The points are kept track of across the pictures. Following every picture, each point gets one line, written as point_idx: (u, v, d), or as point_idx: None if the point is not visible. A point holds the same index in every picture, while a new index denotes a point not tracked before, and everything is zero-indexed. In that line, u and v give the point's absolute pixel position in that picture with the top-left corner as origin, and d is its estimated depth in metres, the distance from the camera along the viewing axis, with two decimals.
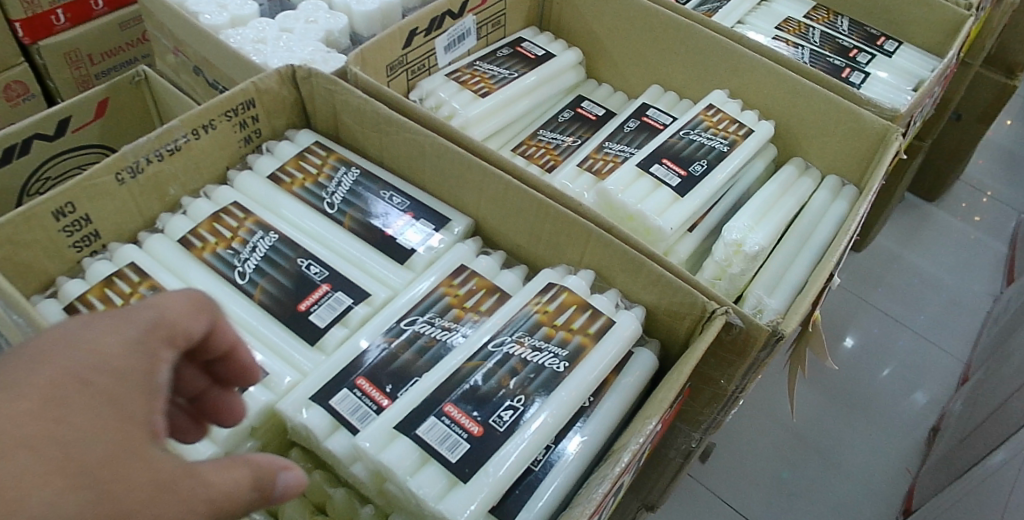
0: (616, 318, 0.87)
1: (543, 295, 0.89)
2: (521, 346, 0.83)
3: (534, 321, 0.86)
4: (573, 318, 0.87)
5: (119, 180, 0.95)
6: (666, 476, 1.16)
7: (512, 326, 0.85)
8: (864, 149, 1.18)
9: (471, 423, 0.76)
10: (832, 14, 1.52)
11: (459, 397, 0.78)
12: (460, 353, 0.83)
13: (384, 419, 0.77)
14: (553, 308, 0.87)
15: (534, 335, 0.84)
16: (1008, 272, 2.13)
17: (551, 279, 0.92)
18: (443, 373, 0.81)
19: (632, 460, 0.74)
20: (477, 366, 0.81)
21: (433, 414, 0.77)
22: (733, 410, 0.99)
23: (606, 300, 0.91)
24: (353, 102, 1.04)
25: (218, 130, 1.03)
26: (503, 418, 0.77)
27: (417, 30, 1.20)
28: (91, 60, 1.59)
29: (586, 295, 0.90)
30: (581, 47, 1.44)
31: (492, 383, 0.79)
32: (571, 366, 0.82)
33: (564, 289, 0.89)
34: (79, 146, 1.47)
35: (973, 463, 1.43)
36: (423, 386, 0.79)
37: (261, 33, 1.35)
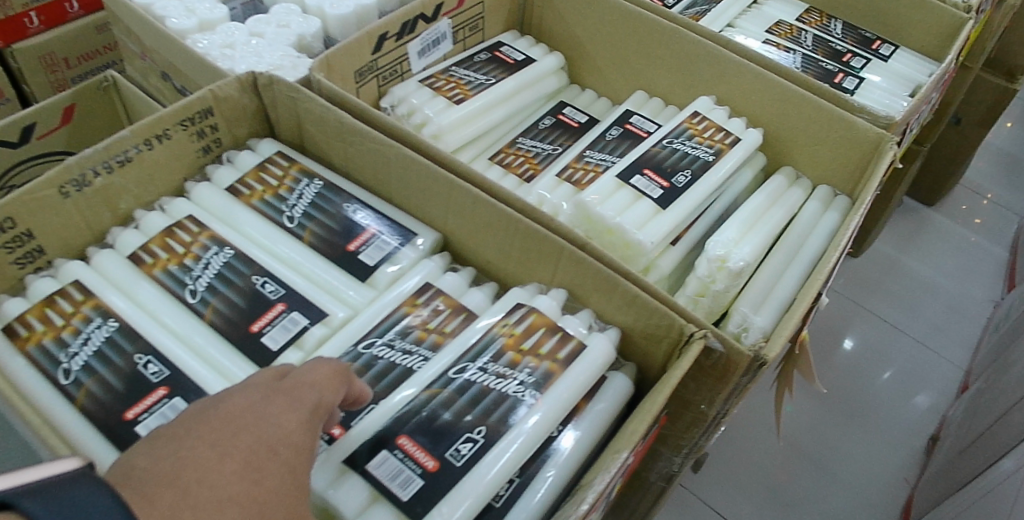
0: (587, 341, 0.82)
1: (509, 316, 0.84)
2: (485, 374, 0.78)
3: (498, 346, 0.81)
4: (541, 342, 0.81)
5: (63, 194, 0.89)
6: (647, 500, 1.09)
7: (475, 352, 0.80)
8: (856, 158, 1.12)
9: (426, 457, 0.72)
10: (825, 17, 1.47)
11: (414, 429, 0.74)
12: (418, 382, 0.78)
13: (335, 452, 0.72)
14: (520, 331, 0.82)
15: (498, 361, 0.79)
16: (1009, 278, 2.08)
17: (518, 301, 0.87)
18: (399, 404, 0.76)
19: (598, 498, 0.69)
20: (435, 394, 0.76)
21: (386, 447, 0.72)
22: (715, 434, 0.93)
23: (578, 322, 0.85)
24: (315, 110, 0.98)
25: (173, 140, 0.98)
26: (461, 452, 0.72)
27: (388, 34, 1.15)
28: (67, 64, 1.53)
29: (556, 316, 0.85)
30: (564, 52, 1.39)
31: (450, 414, 0.75)
32: (539, 394, 0.77)
33: (532, 310, 0.84)
34: (46, 153, 1.41)
35: (974, 476, 1.38)
36: (377, 418, 0.75)
37: (229, 38, 1.30)
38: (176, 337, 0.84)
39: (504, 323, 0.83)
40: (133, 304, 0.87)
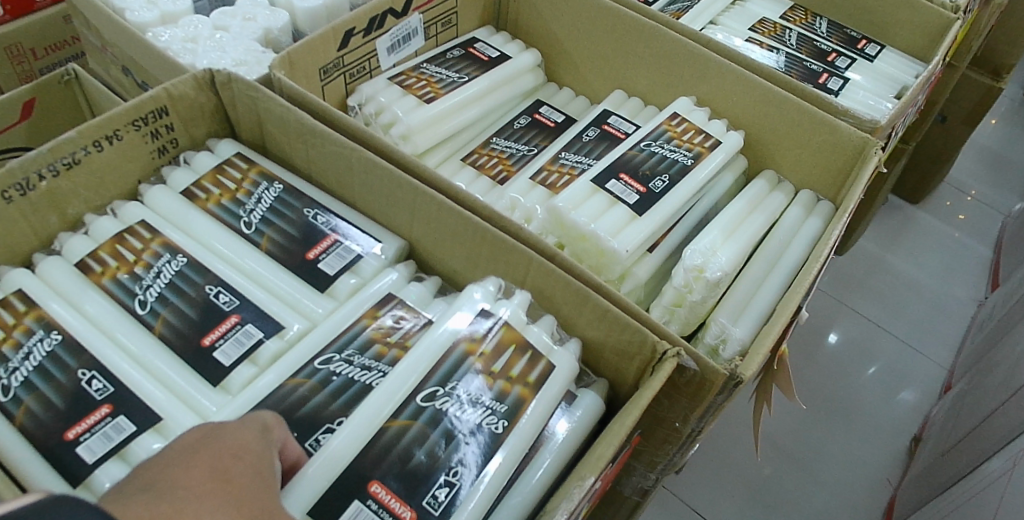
0: (553, 360, 0.79)
1: (476, 329, 0.79)
2: (454, 400, 0.74)
3: (468, 366, 0.76)
4: (511, 364, 0.77)
5: (5, 198, 0.84)
6: (621, 513, 1.06)
7: (445, 373, 0.75)
8: (840, 163, 1.09)
9: (403, 509, 0.67)
10: (809, 15, 1.43)
11: (386, 475, 0.68)
12: (385, 406, 0.72)
13: (297, 492, 0.66)
14: (490, 350, 0.78)
15: (469, 385, 0.75)
16: (993, 277, 2.06)
17: (483, 305, 0.81)
18: (366, 430, 0.70)
19: None
20: (407, 425, 0.71)
21: (357, 496, 0.67)
22: (691, 450, 0.90)
23: (543, 335, 0.81)
24: (275, 111, 0.94)
25: (126, 141, 0.93)
26: (439, 499, 0.68)
27: (355, 30, 1.10)
28: (33, 55, 1.47)
29: (523, 329, 0.80)
30: (541, 49, 1.35)
31: (425, 455, 0.70)
32: (511, 422, 0.74)
33: (503, 324, 0.80)
34: (7, 149, 1.36)
35: (957, 479, 1.36)
36: (342, 445, 0.69)
37: (193, 31, 1.25)
38: (124, 351, 0.80)
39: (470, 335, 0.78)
40: (79, 315, 0.82)
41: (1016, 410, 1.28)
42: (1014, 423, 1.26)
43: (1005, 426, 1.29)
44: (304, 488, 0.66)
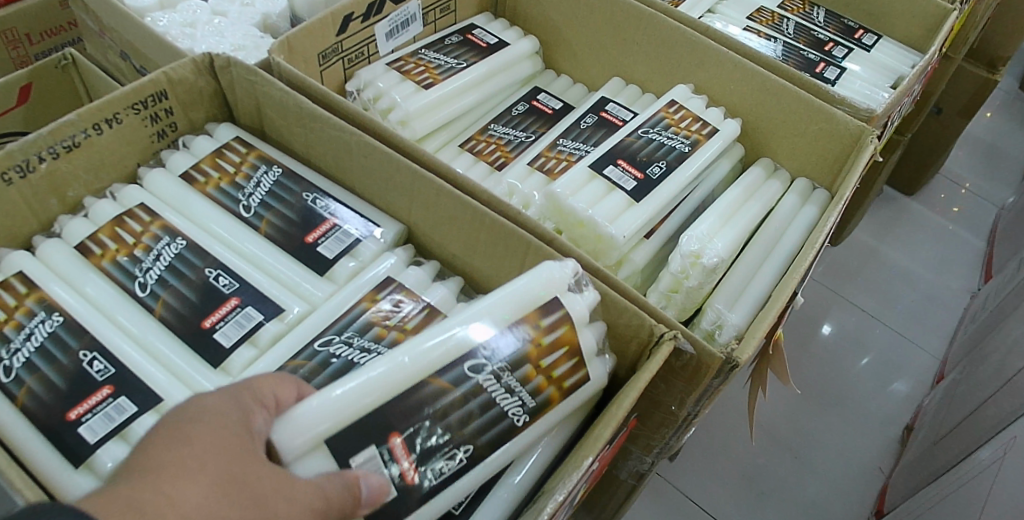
0: (591, 370, 0.76)
1: (546, 311, 0.72)
2: (496, 382, 0.69)
3: (521, 352, 0.70)
4: (557, 363, 0.73)
5: (6, 180, 0.85)
6: (616, 498, 1.07)
7: (499, 352, 0.69)
8: (836, 151, 1.10)
9: (409, 469, 0.64)
10: (807, 4, 1.44)
11: (410, 431, 0.64)
12: (428, 363, 0.66)
13: (298, 426, 0.61)
14: (547, 342, 0.72)
15: (515, 372, 0.70)
16: (986, 268, 2.08)
17: (560, 288, 0.74)
18: (399, 391, 0.64)
19: (560, 506, 0.67)
20: (445, 390, 0.66)
21: (373, 445, 0.63)
22: (687, 433, 0.91)
23: (596, 333, 0.77)
24: (275, 95, 0.94)
25: (125, 124, 0.93)
26: (445, 466, 0.66)
27: (354, 15, 1.10)
28: (29, 40, 1.47)
29: (581, 328, 0.74)
30: (539, 36, 1.35)
31: (447, 424, 0.66)
32: (530, 422, 0.71)
33: (568, 317, 0.73)
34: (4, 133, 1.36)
35: (948, 467, 1.38)
36: (367, 398, 0.63)
37: (191, 16, 1.25)
38: (124, 333, 0.80)
39: (535, 313, 0.72)
40: (80, 297, 0.82)
41: (1008, 399, 1.29)
42: (1005, 412, 1.28)
43: (996, 416, 1.30)
44: (309, 428, 0.61)
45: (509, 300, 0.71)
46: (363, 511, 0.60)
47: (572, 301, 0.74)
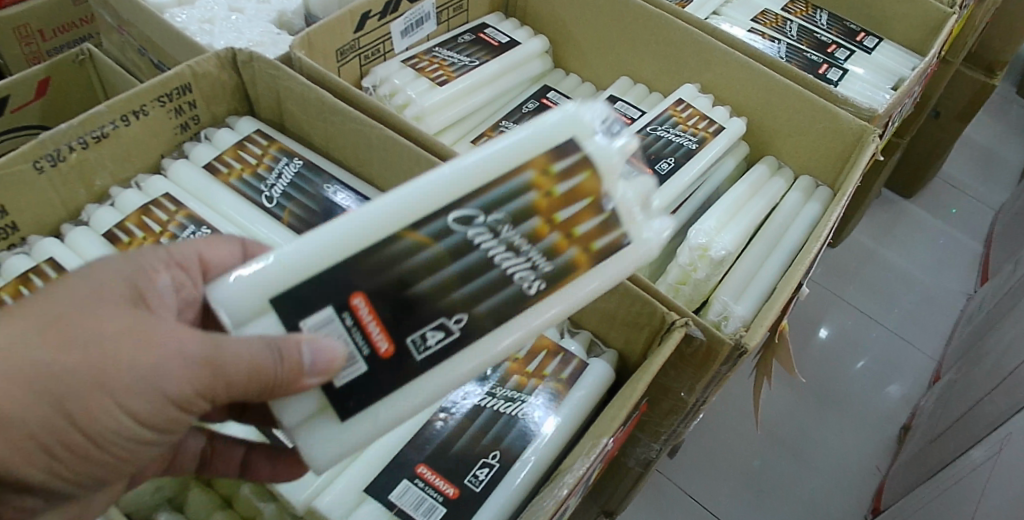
0: (631, 234, 0.66)
1: (555, 156, 0.64)
2: (494, 239, 0.62)
3: (527, 205, 0.63)
4: (579, 219, 0.65)
5: (37, 168, 0.88)
6: (623, 486, 1.10)
7: (497, 204, 0.63)
8: (839, 150, 1.13)
9: (382, 341, 0.60)
10: (810, 7, 1.47)
11: (376, 292, 0.60)
12: (402, 218, 0.61)
13: (254, 284, 0.58)
14: (561, 194, 0.64)
15: (522, 227, 0.63)
16: (982, 271, 2.11)
17: (575, 132, 0.65)
18: (363, 246, 0.60)
19: (577, 484, 0.69)
20: (423, 244, 0.61)
21: (332, 305, 0.59)
22: (694, 421, 0.94)
23: (637, 186, 0.67)
24: (296, 89, 0.97)
25: (151, 116, 0.96)
26: (430, 345, 0.61)
27: (371, 13, 1.13)
28: (42, 36, 1.50)
29: (610, 179, 0.66)
30: (548, 35, 1.37)
31: (465, 441, 0.74)
32: (549, 290, 0.63)
33: (588, 162, 0.65)
34: (19, 127, 1.38)
35: (943, 465, 1.41)
36: (333, 249, 0.59)
37: (209, 13, 1.27)
38: None
39: (544, 160, 0.64)
40: None
41: (1004, 398, 1.32)
42: (1000, 411, 1.31)
43: (991, 415, 1.34)
44: (267, 285, 0.58)
45: (510, 145, 0.64)
46: (304, 379, 0.56)
47: (597, 142, 0.65)
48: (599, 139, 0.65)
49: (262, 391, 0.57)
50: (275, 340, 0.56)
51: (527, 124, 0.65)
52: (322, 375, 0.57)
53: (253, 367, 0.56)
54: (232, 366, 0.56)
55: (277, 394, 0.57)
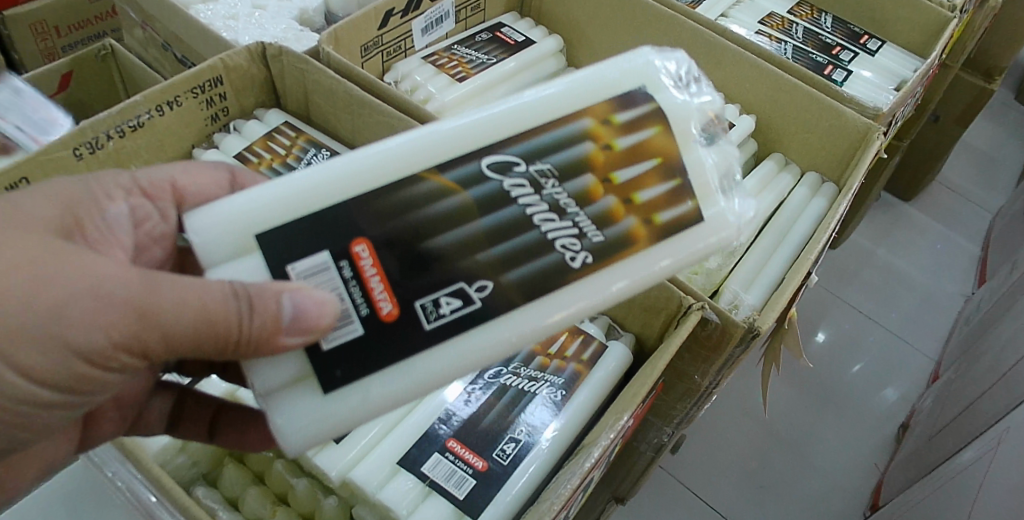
0: (705, 212, 0.66)
1: (622, 107, 0.67)
2: (541, 195, 0.64)
3: (583, 155, 0.65)
4: (642, 183, 0.66)
5: (78, 156, 0.91)
6: (635, 470, 1.16)
7: (549, 153, 0.65)
8: (845, 147, 1.16)
9: (385, 301, 0.61)
10: (815, 10, 1.51)
11: (385, 243, 0.62)
12: (402, 160, 0.63)
13: (238, 222, 0.61)
14: (621, 149, 0.66)
15: (576, 183, 0.65)
16: (980, 273, 2.15)
17: (647, 86, 0.67)
18: (380, 183, 0.63)
19: (602, 456, 0.74)
20: (446, 189, 0.64)
21: (328, 249, 0.61)
22: (706, 405, 0.99)
23: (716, 158, 0.68)
24: (325, 82, 1.00)
25: (184, 107, 1.00)
26: (441, 311, 0.62)
27: (394, 11, 1.17)
28: (58, 32, 1.54)
29: (686, 142, 0.67)
30: (562, 35, 1.41)
31: (492, 417, 0.78)
32: (596, 265, 0.64)
33: (661, 117, 0.67)
34: None
35: (940, 461, 1.44)
36: (341, 185, 0.62)
37: (232, 9, 1.30)
38: None
39: (604, 108, 0.66)
40: None
41: (1001, 395, 1.36)
42: (998, 407, 1.34)
43: (988, 412, 1.37)
44: (260, 220, 0.61)
45: (562, 89, 0.66)
46: (269, 326, 0.57)
47: (673, 99, 0.67)
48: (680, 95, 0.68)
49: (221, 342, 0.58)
50: (247, 290, 0.58)
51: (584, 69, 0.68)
52: (303, 335, 0.58)
53: (211, 312, 0.57)
54: (191, 314, 0.57)
55: (238, 349, 0.58)
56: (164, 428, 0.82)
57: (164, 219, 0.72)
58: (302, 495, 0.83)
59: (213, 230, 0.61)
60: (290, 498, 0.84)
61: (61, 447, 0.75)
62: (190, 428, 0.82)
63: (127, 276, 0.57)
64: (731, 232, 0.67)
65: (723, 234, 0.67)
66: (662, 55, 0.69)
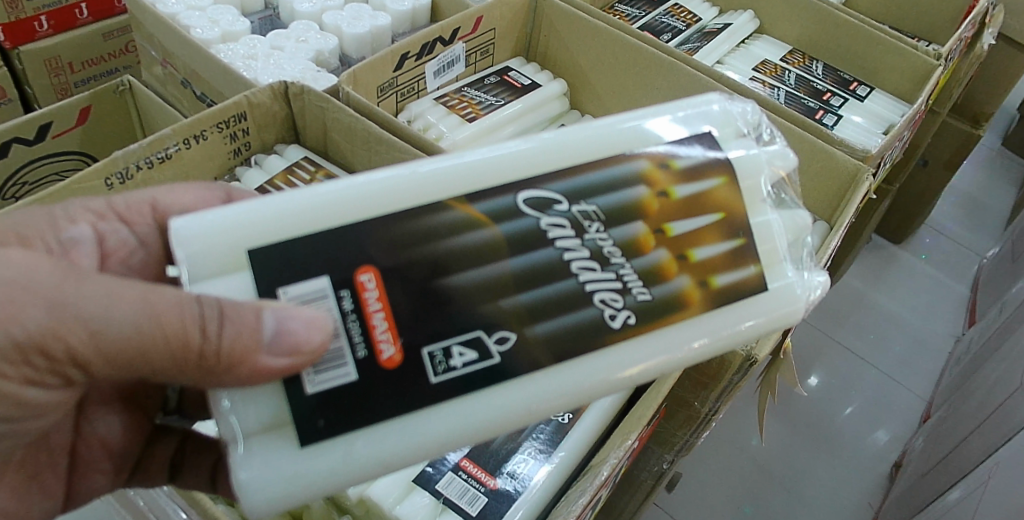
0: (768, 278, 0.69)
1: (684, 155, 0.69)
2: (587, 240, 0.66)
3: (637, 199, 0.68)
4: (703, 239, 0.68)
5: (109, 185, 0.97)
6: (635, 500, 1.24)
7: (602, 193, 0.67)
8: (836, 187, 1.22)
9: (388, 345, 0.61)
10: (807, 58, 1.59)
11: (390, 273, 0.62)
12: (413, 188, 0.65)
13: (234, 233, 0.62)
14: (679, 199, 0.68)
15: (627, 231, 0.67)
16: (970, 315, 2.20)
17: (713, 137, 0.70)
18: (393, 209, 0.64)
19: (610, 474, 0.83)
20: (470, 218, 0.65)
21: (329, 275, 0.61)
22: (704, 432, 1.10)
23: (784, 223, 0.71)
24: (342, 119, 1.06)
25: (209, 140, 1.05)
26: (451, 363, 0.62)
27: (409, 54, 1.23)
28: (71, 68, 1.59)
29: (753, 203, 0.70)
30: (566, 78, 1.47)
31: (504, 439, 0.86)
32: (640, 324, 0.65)
33: (727, 170, 0.69)
34: (57, 152, 1.37)
35: (931, 499, 1.47)
36: (351, 207, 0.63)
37: (252, 49, 1.34)
38: None
39: (663, 153, 0.69)
40: None
41: (991, 432, 1.39)
42: (988, 445, 1.38)
43: (978, 448, 1.41)
44: (255, 237, 0.62)
45: (603, 130, 0.69)
46: (242, 336, 0.58)
47: (745, 156, 0.70)
48: (753, 152, 0.71)
49: (198, 361, 0.59)
50: (214, 299, 0.59)
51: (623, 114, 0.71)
52: (289, 356, 0.58)
53: (175, 318, 0.58)
54: (163, 332, 0.58)
55: (207, 361, 0.59)
56: (168, 477, 0.87)
57: (138, 245, 0.81)
58: (318, 511, 0.86)
59: (197, 243, 0.62)
60: (305, 514, 0.88)
61: (46, 504, 0.81)
62: (190, 476, 0.86)
63: (98, 290, 0.58)
64: (796, 307, 0.69)
65: (786, 309, 0.69)
66: (732, 102, 0.72)
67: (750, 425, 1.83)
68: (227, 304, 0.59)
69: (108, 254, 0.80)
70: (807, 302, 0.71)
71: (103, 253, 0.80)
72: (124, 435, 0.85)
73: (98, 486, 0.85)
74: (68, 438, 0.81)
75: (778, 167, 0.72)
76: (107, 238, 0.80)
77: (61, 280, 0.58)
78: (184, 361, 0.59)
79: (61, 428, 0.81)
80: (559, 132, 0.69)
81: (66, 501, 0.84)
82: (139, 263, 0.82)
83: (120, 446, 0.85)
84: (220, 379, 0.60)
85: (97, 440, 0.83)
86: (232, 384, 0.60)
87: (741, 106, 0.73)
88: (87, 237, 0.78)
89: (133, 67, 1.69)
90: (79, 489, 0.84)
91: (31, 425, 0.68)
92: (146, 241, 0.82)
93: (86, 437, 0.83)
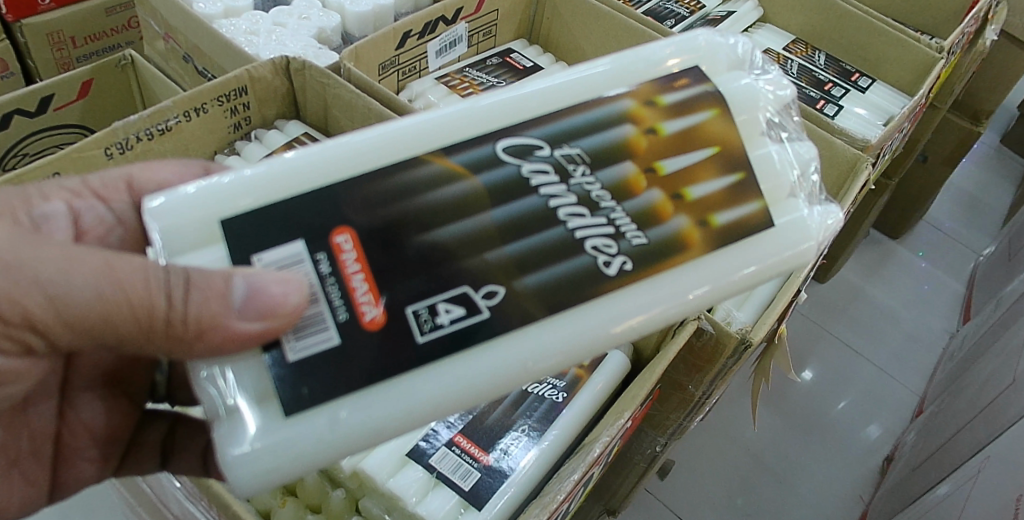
0: (775, 214, 0.68)
1: (675, 91, 0.70)
2: (575, 176, 0.67)
3: (625, 138, 0.68)
4: (698, 179, 0.68)
5: (109, 155, 0.98)
6: (628, 480, 1.26)
7: (587, 136, 0.68)
8: (836, 177, 1.21)
9: (370, 306, 0.61)
10: (809, 48, 1.58)
11: (367, 234, 0.63)
12: (389, 151, 0.65)
13: (207, 201, 0.62)
14: (668, 134, 0.69)
15: (616, 167, 0.67)
16: (964, 311, 2.21)
17: (704, 73, 0.71)
18: (369, 169, 0.64)
19: (602, 451, 0.84)
20: (454, 175, 0.65)
21: (304, 238, 0.62)
22: (697, 417, 1.13)
23: (788, 156, 0.70)
24: (344, 96, 1.05)
25: (209, 114, 1.06)
26: (437, 321, 0.62)
27: (411, 32, 1.23)
28: (73, 43, 1.59)
29: (749, 136, 0.70)
30: (568, 59, 1.46)
31: (496, 417, 0.88)
32: (636, 268, 0.65)
33: (719, 103, 0.70)
34: (60, 126, 1.36)
35: (922, 492, 1.48)
36: (327, 168, 0.64)
37: (254, 25, 1.34)
38: None
39: (648, 91, 0.70)
40: None
41: (982, 427, 1.40)
42: (979, 440, 1.39)
43: (970, 442, 1.42)
44: (227, 205, 0.62)
45: (579, 79, 0.69)
46: (211, 301, 0.59)
47: (738, 87, 0.70)
48: (747, 83, 0.71)
49: (167, 329, 0.60)
50: (183, 266, 0.60)
51: (608, 57, 0.71)
52: (262, 320, 0.58)
53: (140, 284, 0.59)
54: (130, 299, 0.59)
55: (176, 329, 0.60)
56: (159, 463, 0.87)
57: (115, 220, 0.81)
58: (311, 485, 0.87)
59: (170, 216, 0.62)
60: (300, 489, 0.88)
61: (27, 492, 0.82)
62: (180, 462, 0.86)
63: (76, 264, 0.59)
64: (808, 241, 0.68)
65: (795, 248, 0.68)
66: (723, 36, 0.73)
67: (743, 415, 1.84)
68: (195, 272, 0.59)
69: (84, 231, 0.79)
70: (821, 236, 0.69)
71: (79, 230, 0.79)
72: (110, 421, 0.86)
73: (85, 476, 0.86)
74: (51, 426, 0.82)
75: (779, 97, 0.71)
76: (83, 216, 0.79)
77: (40, 258, 0.59)
78: (154, 329, 0.60)
79: (43, 415, 0.81)
80: (537, 84, 0.69)
81: (51, 491, 0.84)
82: (117, 241, 0.81)
83: (105, 435, 0.86)
84: (190, 348, 0.60)
85: (82, 428, 0.84)
86: (211, 353, 0.60)
87: (731, 40, 0.72)
88: (62, 213, 0.78)
89: (135, 43, 1.68)
90: (64, 478, 0.85)
91: (5, 394, 0.70)
92: (123, 218, 0.81)
93: (70, 423, 0.84)
